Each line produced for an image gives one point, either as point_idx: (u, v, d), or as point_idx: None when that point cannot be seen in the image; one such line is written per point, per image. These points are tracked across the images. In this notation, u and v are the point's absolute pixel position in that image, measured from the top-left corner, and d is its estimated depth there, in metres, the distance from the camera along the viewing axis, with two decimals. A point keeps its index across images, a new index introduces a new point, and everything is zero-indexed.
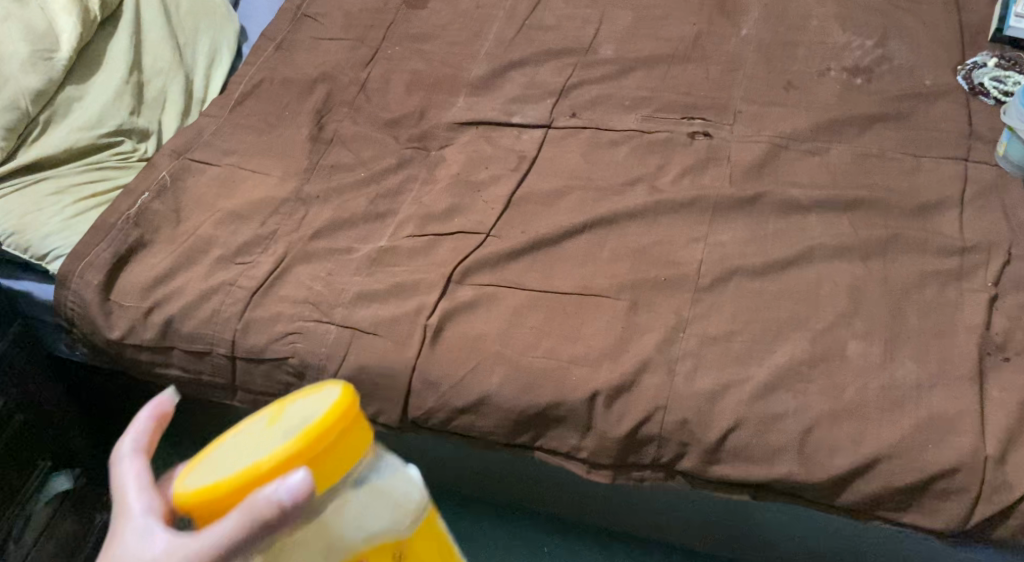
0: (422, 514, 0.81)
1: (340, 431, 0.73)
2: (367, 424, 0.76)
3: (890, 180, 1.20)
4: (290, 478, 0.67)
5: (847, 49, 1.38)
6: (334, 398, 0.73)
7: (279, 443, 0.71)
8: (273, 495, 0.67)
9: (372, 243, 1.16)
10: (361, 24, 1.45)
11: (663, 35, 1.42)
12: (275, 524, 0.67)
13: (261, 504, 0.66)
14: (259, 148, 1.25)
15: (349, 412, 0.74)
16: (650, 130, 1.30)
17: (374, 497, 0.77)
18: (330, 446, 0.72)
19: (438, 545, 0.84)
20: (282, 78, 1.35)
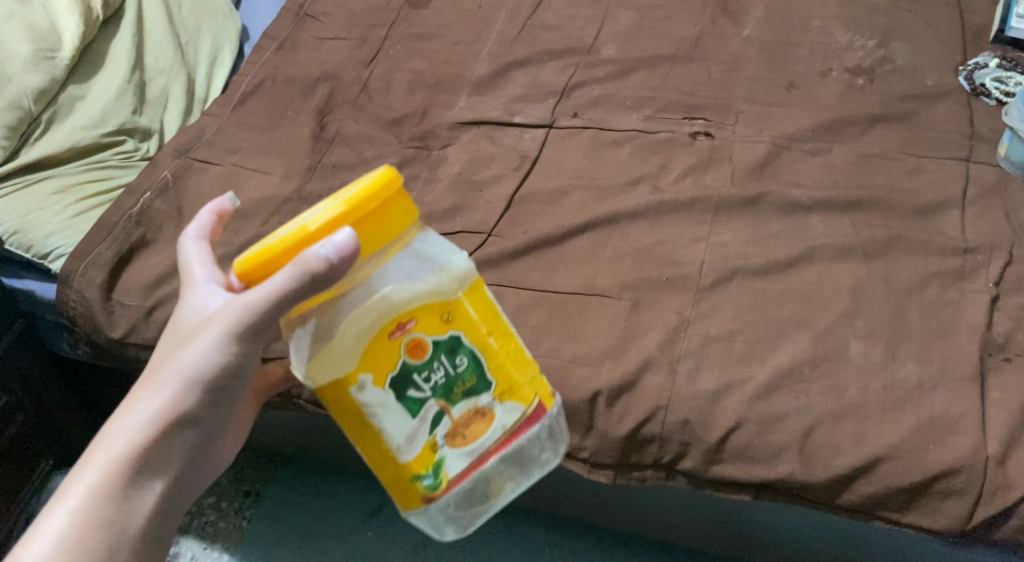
0: (477, 283, 0.82)
1: (382, 201, 0.78)
2: (411, 200, 0.80)
3: (892, 180, 1.20)
4: (336, 235, 0.75)
5: (849, 49, 1.39)
6: (375, 174, 0.78)
7: (328, 205, 0.77)
8: (322, 251, 0.75)
9: None
10: (363, 23, 1.45)
11: (664, 35, 1.43)
12: (323, 278, 0.76)
13: (311, 258, 0.75)
14: (261, 147, 1.25)
15: (388, 186, 0.78)
16: (652, 130, 1.30)
17: (423, 269, 0.81)
18: (371, 215, 0.77)
19: (503, 327, 0.84)
20: (284, 77, 1.35)
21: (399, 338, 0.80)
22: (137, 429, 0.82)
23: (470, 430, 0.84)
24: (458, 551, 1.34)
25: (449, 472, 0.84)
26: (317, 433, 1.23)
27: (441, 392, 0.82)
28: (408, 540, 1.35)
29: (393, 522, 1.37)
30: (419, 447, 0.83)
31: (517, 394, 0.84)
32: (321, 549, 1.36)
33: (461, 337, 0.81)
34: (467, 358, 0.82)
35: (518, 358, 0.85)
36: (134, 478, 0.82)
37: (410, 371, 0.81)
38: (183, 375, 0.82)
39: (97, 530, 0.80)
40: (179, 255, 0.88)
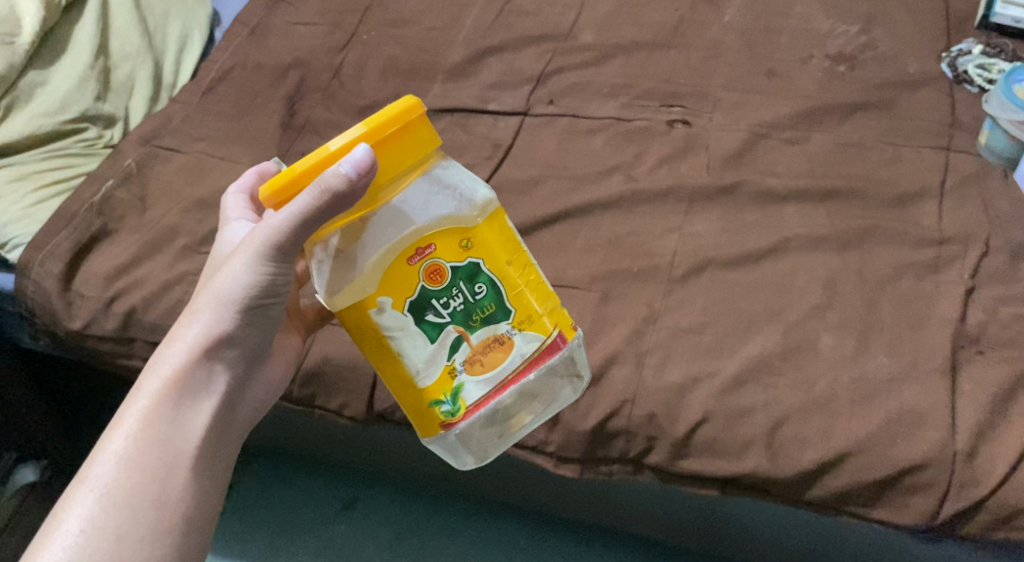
0: (497, 212, 0.84)
1: (403, 125, 0.82)
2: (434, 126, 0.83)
3: (870, 170, 1.19)
4: (353, 154, 0.80)
5: (830, 36, 1.38)
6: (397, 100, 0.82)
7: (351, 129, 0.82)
8: (340, 169, 0.80)
9: None
10: (337, 9, 1.43)
11: (644, 23, 1.41)
12: (343, 196, 0.81)
13: (330, 176, 0.80)
14: (229, 135, 1.23)
15: (410, 111, 0.82)
16: (628, 117, 1.28)
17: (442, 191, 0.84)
18: (392, 138, 0.82)
19: (523, 256, 0.85)
20: (255, 64, 1.33)
21: (417, 263, 0.82)
22: (182, 351, 0.88)
23: (487, 357, 0.85)
24: (432, 544, 1.32)
25: (468, 399, 0.85)
26: (286, 426, 1.22)
27: (459, 318, 0.84)
28: (382, 534, 1.34)
29: (367, 517, 1.36)
30: (436, 371, 0.85)
31: (537, 322, 0.86)
32: (294, 543, 1.35)
33: (480, 264, 0.83)
34: (486, 285, 0.84)
35: (538, 288, 0.86)
36: (182, 399, 0.87)
37: (428, 296, 0.83)
38: (219, 298, 0.88)
39: (155, 449, 0.85)
40: (221, 203, 0.97)
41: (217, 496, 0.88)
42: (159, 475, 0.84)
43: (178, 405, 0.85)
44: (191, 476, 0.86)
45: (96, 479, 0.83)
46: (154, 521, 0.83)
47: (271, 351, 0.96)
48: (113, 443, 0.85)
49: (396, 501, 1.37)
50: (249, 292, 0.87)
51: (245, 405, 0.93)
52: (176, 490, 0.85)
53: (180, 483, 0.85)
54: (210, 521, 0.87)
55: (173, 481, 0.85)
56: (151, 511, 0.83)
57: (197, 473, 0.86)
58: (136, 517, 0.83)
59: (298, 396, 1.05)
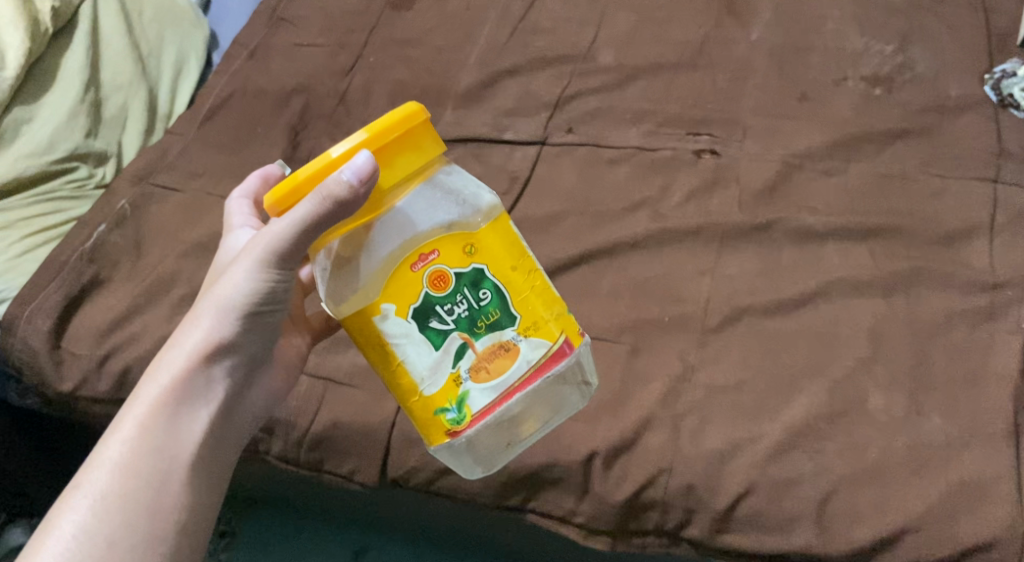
0: (502, 217, 0.80)
1: (405, 131, 0.78)
2: (437, 133, 0.80)
3: (913, 205, 1.11)
4: (355, 161, 0.76)
5: (864, 56, 1.30)
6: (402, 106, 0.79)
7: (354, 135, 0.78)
8: (343, 177, 0.76)
9: None
10: (341, 28, 1.35)
11: (666, 41, 1.33)
12: (345, 203, 0.77)
13: (331, 185, 0.76)
14: (228, 169, 1.15)
15: (412, 117, 0.78)
16: (652, 146, 1.21)
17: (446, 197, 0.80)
18: (394, 144, 0.78)
19: (528, 262, 0.81)
20: (255, 89, 1.25)
21: (421, 268, 0.77)
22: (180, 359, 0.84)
23: (493, 364, 0.80)
24: None
25: (474, 407, 0.79)
26: (290, 483, 1.15)
27: (464, 325, 0.79)
28: None
29: None
30: (441, 379, 0.79)
31: (545, 328, 0.81)
32: None
33: (484, 269, 0.79)
34: (491, 291, 0.79)
35: (545, 294, 0.82)
36: (179, 407, 0.84)
37: (432, 303, 0.78)
38: (220, 306, 0.85)
39: (149, 455, 0.82)
40: (224, 209, 0.93)
41: (212, 505, 0.85)
42: (154, 481, 0.81)
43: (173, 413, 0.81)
44: (186, 483, 0.83)
45: (91, 484, 0.80)
46: (146, 528, 0.80)
47: (273, 358, 0.93)
48: (110, 448, 0.82)
49: (409, 550, 1.30)
50: (251, 301, 0.84)
51: (244, 415, 0.89)
52: (170, 497, 0.82)
53: (175, 491, 0.82)
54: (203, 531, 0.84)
55: (168, 487, 0.82)
56: (143, 517, 0.80)
57: (192, 480, 0.83)
58: (128, 524, 0.80)
59: (306, 460, 0.99)
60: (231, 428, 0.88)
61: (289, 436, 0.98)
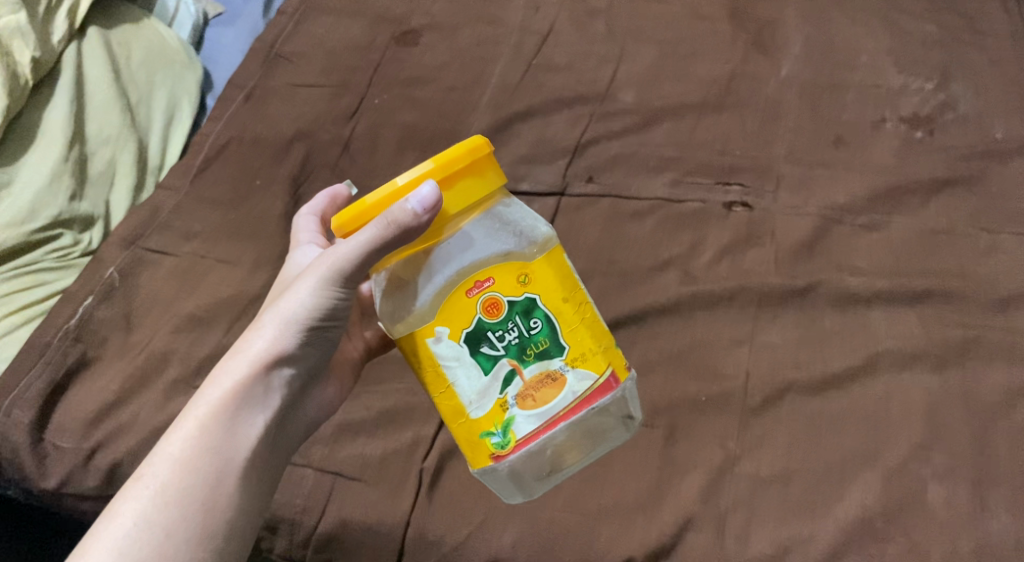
0: (557, 249, 0.81)
1: (470, 162, 0.80)
2: (500, 166, 0.81)
3: (964, 263, 1.04)
4: (422, 190, 0.78)
5: (903, 94, 1.23)
6: (468, 138, 0.80)
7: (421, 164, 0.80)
8: (409, 206, 0.78)
9: None
10: (343, 66, 1.27)
11: (690, 79, 1.26)
12: (408, 230, 0.79)
13: (397, 212, 0.78)
14: (227, 229, 1.05)
15: (478, 150, 0.80)
16: (678, 198, 1.13)
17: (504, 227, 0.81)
18: (459, 174, 0.79)
19: (580, 293, 0.81)
20: (253, 136, 1.17)
21: (475, 295, 0.79)
22: (242, 365, 0.85)
23: (540, 393, 0.81)
24: None
25: (518, 433, 0.80)
26: None
27: (514, 352, 0.80)
28: None
29: None
30: (488, 403, 0.80)
31: (593, 359, 0.81)
32: None
33: (536, 299, 0.79)
34: (542, 321, 0.80)
35: (594, 326, 0.82)
36: (239, 410, 0.84)
37: (484, 329, 0.79)
38: (284, 317, 0.85)
39: (209, 456, 0.82)
40: (293, 225, 0.95)
41: (260, 512, 0.85)
42: (211, 481, 0.81)
43: (234, 417, 0.82)
44: (240, 488, 0.83)
45: (152, 478, 0.80)
46: (200, 527, 0.80)
47: (328, 370, 0.94)
48: (170, 444, 0.82)
49: None
50: (315, 313, 0.85)
51: (297, 427, 0.90)
52: (224, 499, 0.82)
53: (229, 493, 0.82)
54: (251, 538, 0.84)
55: (223, 489, 0.82)
56: (198, 516, 0.80)
57: (246, 485, 0.83)
58: (184, 521, 0.80)
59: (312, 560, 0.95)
60: (283, 440, 0.88)
61: (294, 536, 0.94)
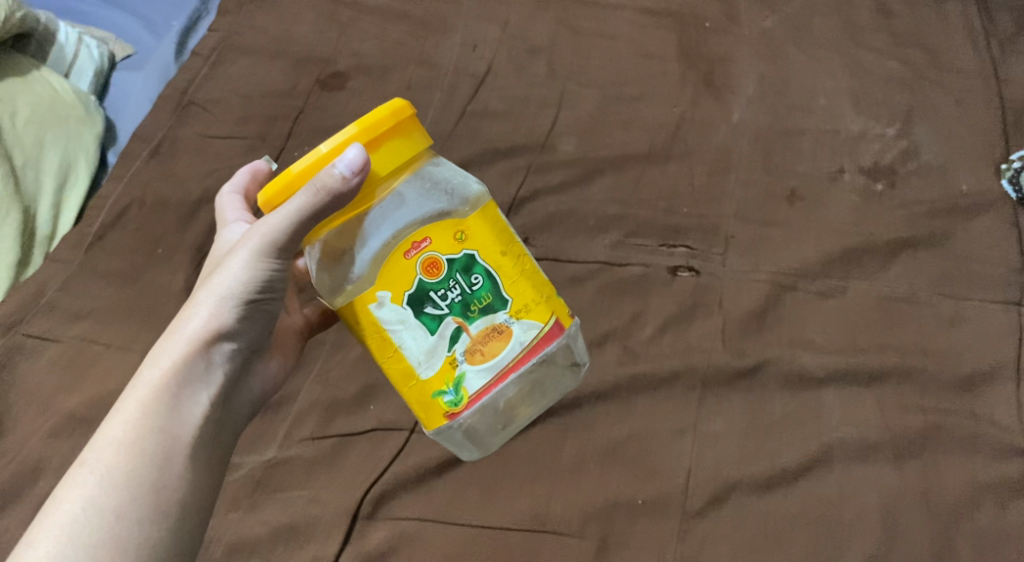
0: (490, 205, 0.81)
1: (394, 124, 0.78)
2: (424, 128, 0.80)
3: (925, 336, 0.96)
4: (348, 154, 0.76)
5: (863, 140, 1.15)
6: (389, 101, 0.79)
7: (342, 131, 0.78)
8: (336, 170, 0.76)
9: (258, 453, 0.93)
10: (262, 114, 1.17)
11: (637, 125, 1.18)
12: (339, 196, 0.77)
13: (326, 177, 0.76)
14: (119, 310, 0.97)
15: (401, 111, 0.78)
16: (620, 262, 1.05)
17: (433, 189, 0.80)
18: (384, 137, 0.77)
19: (517, 246, 0.82)
20: (157, 199, 1.07)
21: (413, 256, 0.78)
22: (179, 343, 0.81)
23: (487, 347, 0.81)
24: None
25: (470, 388, 0.81)
26: None
27: (458, 309, 0.80)
28: None
29: None
30: (438, 363, 0.81)
31: (536, 309, 0.82)
32: None
33: (476, 256, 0.80)
34: (483, 277, 0.80)
35: (534, 278, 0.83)
36: (181, 387, 0.80)
37: (426, 290, 0.79)
38: (219, 292, 0.82)
39: (155, 434, 0.78)
40: (216, 204, 0.92)
41: (213, 488, 0.81)
42: (158, 459, 0.78)
43: (178, 393, 0.79)
44: (189, 465, 0.80)
45: (96, 461, 0.76)
46: (152, 506, 0.77)
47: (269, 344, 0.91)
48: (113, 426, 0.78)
49: None
50: (250, 286, 0.81)
51: (242, 402, 0.86)
52: (175, 477, 0.79)
53: (179, 470, 0.79)
54: (201, 516, 0.80)
55: (172, 466, 0.79)
56: (148, 495, 0.77)
57: (194, 462, 0.80)
58: (135, 500, 0.76)
59: None
60: (228, 416, 0.85)
61: None
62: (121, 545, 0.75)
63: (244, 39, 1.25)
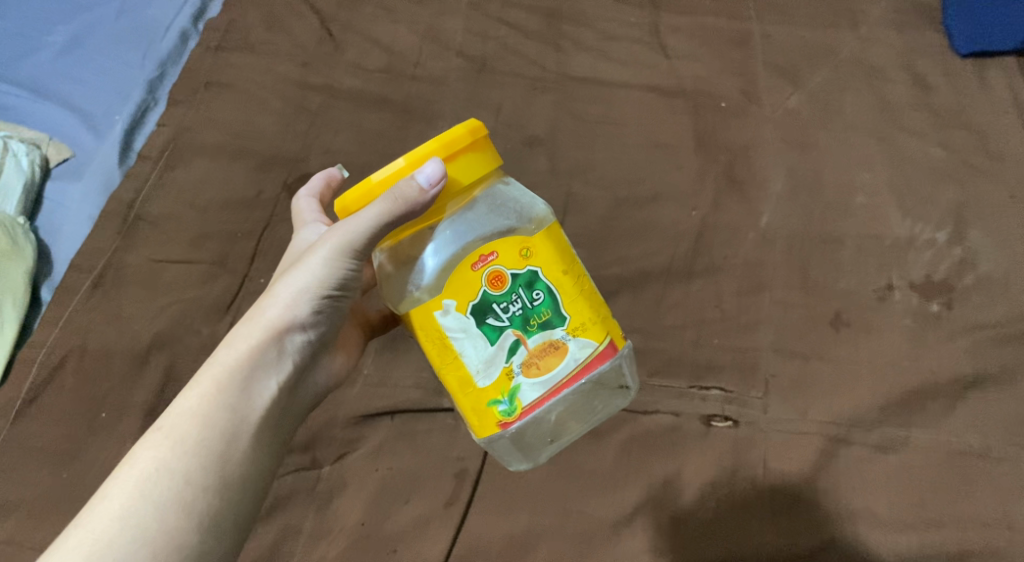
0: (556, 225, 0.74)
1: (471, 141, 0.73)
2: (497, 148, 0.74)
3: (996, 505, 0.85)
4: (427, 166, 0.71)
5: (910, 248, 0.99)
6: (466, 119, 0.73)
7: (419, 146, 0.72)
8: (414, 182, 0.71)
9: None
10: (221, 229, 1.01)
11: (654, 232, 1.02)
12: (414, 210, 0.72)
13: (402, 189, 0.71)
14: (62, 500, 0.84)
15: (478, 129, 0.73)
16: (646, 408, 0.90)
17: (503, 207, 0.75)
18: (462, 151, 0.72)
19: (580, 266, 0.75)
20: (100, 349, 0.91)
21: (480, 269, 0.72)
22: (254, 327, 0.75)
23: (544, 361, 0.74)
24: None
25: (525, 401, 0.74)
26: None
27: (518, 322, 0.73)
28: None
29: None
30: (494, 373, 0.73)
31: (593, 327, 0.74)
32: None
33: (539, 270, 0.73)
34: (545, 293, 0.73)
35: (594, 297, 0.75)
36: (254, 368, 0.75)
37: (489, 302, 0.72)
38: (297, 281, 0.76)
39: (225, 409, 0.73)
40: (291, 208, 0.87)
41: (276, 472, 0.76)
42: (227, 435, 0.72)
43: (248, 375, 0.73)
44: (255, 447, 0.74)
45: (169, 428, 0.71)
46: (214, 480, 0.71)
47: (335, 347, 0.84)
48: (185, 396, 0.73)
49: None
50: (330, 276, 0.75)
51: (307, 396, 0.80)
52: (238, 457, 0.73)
53: (246, 448, 0.73)
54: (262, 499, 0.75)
55: (240, 443, 0.73)
56: (214, 469, 0.71)
57: (260, 444, 0.74)
58: (204, 469, 0.71)
59: None
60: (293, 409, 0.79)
61: None
62: (187, 515, 0.69)
63: (200, 135, 1.08)
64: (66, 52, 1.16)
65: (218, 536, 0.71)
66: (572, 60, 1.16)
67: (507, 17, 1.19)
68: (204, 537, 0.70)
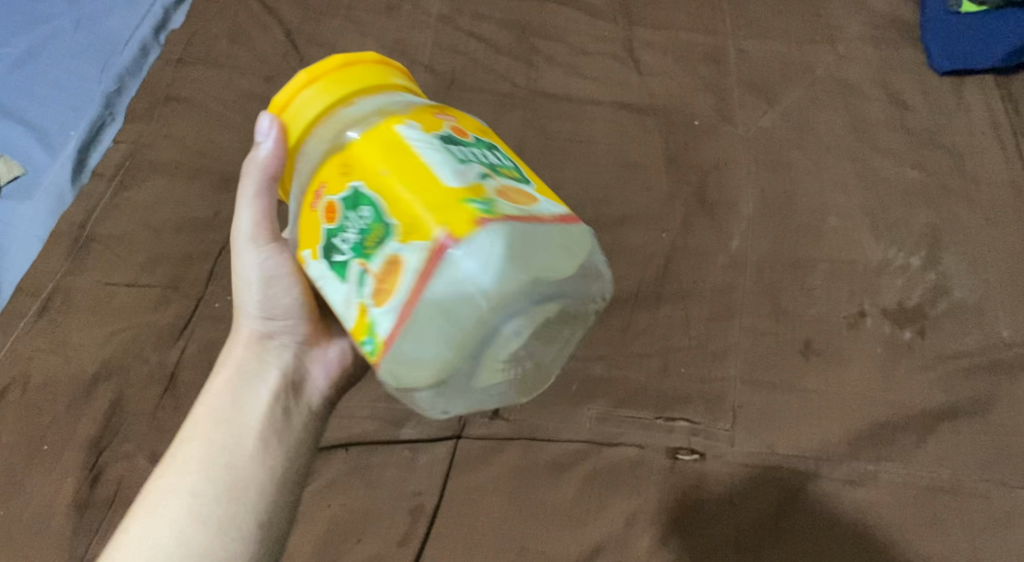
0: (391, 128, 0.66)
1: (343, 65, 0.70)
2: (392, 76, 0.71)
3: (967, 540, 0.83)
4: (261, 122, 0.71)
5: (883, 274, 0.97)
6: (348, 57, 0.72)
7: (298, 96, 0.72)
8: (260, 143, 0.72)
9: None
10: (174, 251, 0.97)
11: (622, 256, 0.99)
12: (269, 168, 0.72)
13: (253, 154, 0.72)
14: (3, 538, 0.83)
15: (347, 58, 0.71)
16: (610, 440, 0.88)
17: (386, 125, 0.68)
18: (325, 77, 0.70)
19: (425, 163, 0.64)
20: (46, 378, 0.89)
21: (316, 205, 0.67)
22: (235, 352, 0.80)
23: (388, 280, 0.64)
24: None
25: (382, 332, 0.64)
26: None
27: (356, 249, 0.65)
28: None
29: None
30: (351, 313, 0.65)
31: (418, 224, 0.63)
32: None
33: (362, 185, 0.65)
34: (370, 209, 0.65)
35: (436, 192, 0.64)
36: (241, 382, 0.79)
37: (329, 236, 0.66)
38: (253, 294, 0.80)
39: (221, 424, 0.77)
40: None
41: (294, 475, 0.78)
42: (230, 444, 0.76)
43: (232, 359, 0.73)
44: (262, 450, 0.77)
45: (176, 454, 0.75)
46: (227, 487, 0.74)
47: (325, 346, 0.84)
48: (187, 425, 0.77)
49: None
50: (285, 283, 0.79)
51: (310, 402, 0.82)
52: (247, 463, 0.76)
53: (251, 453, 0.76)
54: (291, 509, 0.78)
55: (245, 450, 0.76)
56: (224, 478, 0.75)
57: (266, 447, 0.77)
58: (215, 480, 0.74)
59: None
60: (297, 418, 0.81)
61: None
62: (204, 522, 0.73)
63: (157, 151, 1.04)
64: (22, 64, 1.12)
65: (248, 544, 0.74)
66: (543, 76, 1.12)
67: (477, 31, 1.15)
68: (226, 540, 0.73)
